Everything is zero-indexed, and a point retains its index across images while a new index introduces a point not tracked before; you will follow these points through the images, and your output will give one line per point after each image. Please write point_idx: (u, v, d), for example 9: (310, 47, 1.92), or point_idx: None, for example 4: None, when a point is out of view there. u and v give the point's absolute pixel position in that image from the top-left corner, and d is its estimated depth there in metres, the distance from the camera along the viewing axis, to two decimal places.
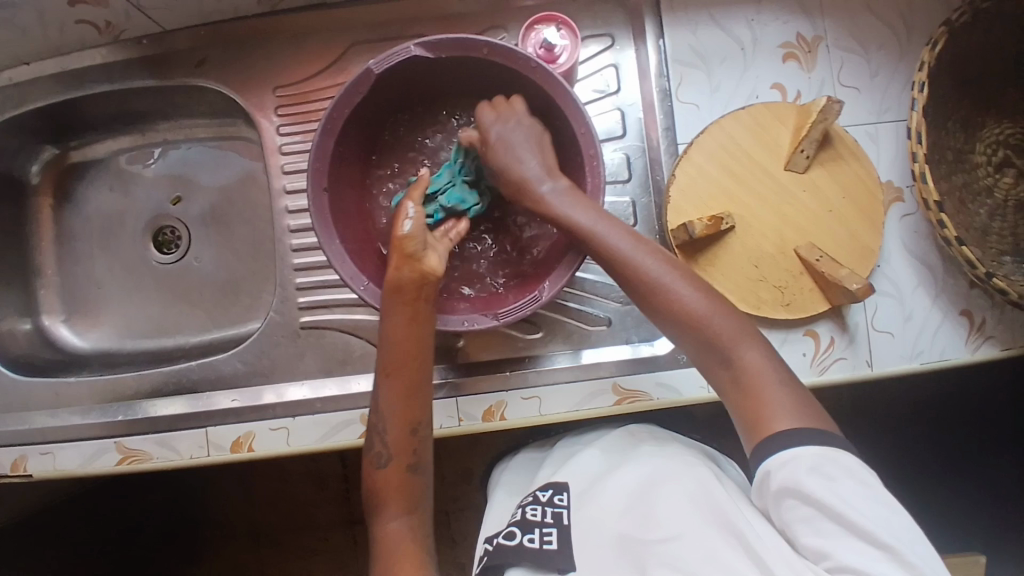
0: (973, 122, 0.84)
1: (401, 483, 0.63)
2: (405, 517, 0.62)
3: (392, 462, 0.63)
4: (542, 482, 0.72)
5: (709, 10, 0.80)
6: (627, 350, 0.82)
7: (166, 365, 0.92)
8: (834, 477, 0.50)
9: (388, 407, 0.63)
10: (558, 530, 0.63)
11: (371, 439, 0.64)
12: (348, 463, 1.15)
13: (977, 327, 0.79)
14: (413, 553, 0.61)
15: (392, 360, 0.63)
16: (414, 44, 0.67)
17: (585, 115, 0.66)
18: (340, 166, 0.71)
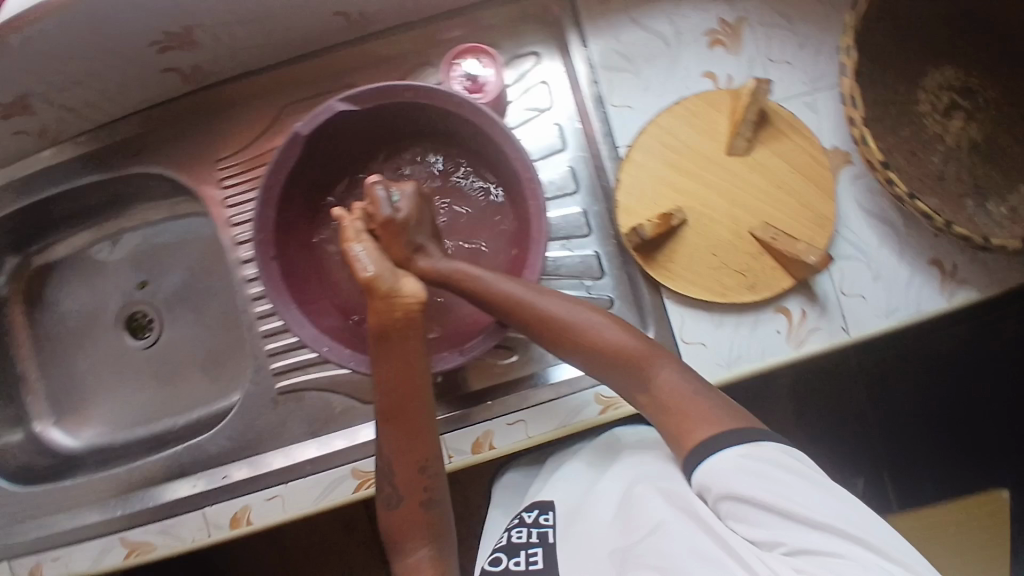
0: (913, 69, 0.81)
1: (417, 519, 0.63)
2: (427, 549, 0.62)
3: (405, 501, 0.63)
4: (528, 503, 0.74)
5: (628, 12, 0.81)
6: None
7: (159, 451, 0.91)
8: (764, 471, 0.50)
9: (392, 450, 0.62)
10: (543, 549, 0.65)
11: (382, 482, 0.64)
12: (366, 513, 1.14)
13: (948, 274, 0.80)
14: None
15: (388, 406, 0.61)
16: (336, 101, 0.67)
17: (516, 142, 0.67)
18: (287, 231, 0.71)
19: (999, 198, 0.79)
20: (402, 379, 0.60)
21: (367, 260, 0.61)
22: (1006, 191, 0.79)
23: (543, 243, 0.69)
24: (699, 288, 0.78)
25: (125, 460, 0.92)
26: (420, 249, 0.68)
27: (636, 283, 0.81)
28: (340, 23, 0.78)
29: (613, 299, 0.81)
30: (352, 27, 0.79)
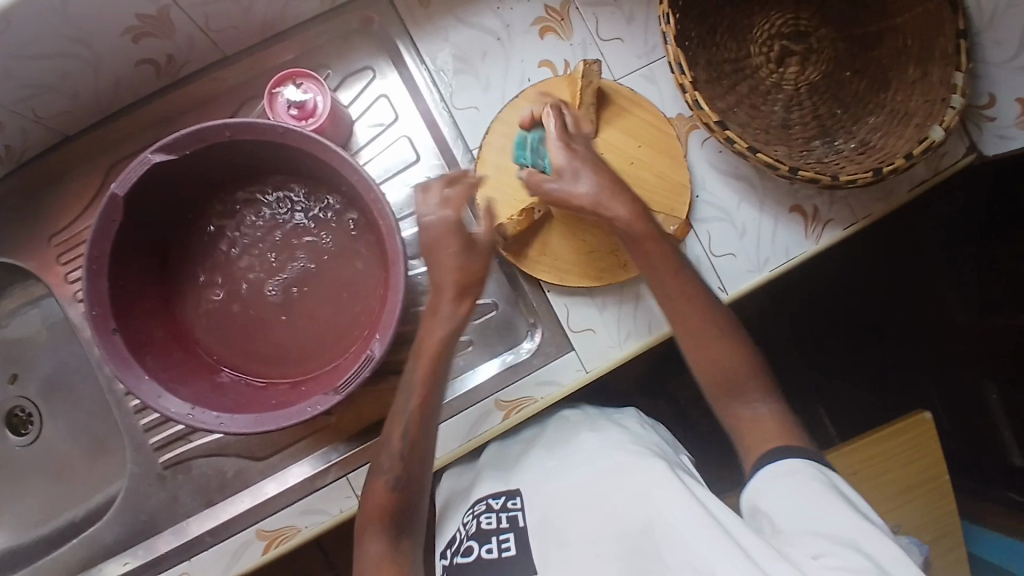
0: (740, 25, 0.83)
1: (390, 515, 0.62)
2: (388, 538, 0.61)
3: (393, 489, 0.62)
4: (489, 490, 0.71)
5: (453, 13, 0.79)
6: (499, 361, 0.80)
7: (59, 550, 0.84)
8: (823, 485, 0.55)
9: (412, 433, 0.63)
10: (515, 534, 0.64)
11: (383, 460, 0.63)
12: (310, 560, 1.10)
13: (811, 217, 0.82)
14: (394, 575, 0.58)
15: (423, 387, 0.64)
16: (149, 154, 0.63)
17: (353, 163, 0.64)
18: (130, 301, 0.67)
19: (845, 133, 0.81)
20: (435, 351, 0.64)
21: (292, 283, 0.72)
22: (852, 125, 0.82)
23: (402, 261, 0.65)
24: (577, 275, 0.77)
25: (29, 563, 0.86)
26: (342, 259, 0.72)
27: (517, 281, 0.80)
28: (149, 71, 0.73)
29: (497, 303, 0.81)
30: (165, 72, 0.75)
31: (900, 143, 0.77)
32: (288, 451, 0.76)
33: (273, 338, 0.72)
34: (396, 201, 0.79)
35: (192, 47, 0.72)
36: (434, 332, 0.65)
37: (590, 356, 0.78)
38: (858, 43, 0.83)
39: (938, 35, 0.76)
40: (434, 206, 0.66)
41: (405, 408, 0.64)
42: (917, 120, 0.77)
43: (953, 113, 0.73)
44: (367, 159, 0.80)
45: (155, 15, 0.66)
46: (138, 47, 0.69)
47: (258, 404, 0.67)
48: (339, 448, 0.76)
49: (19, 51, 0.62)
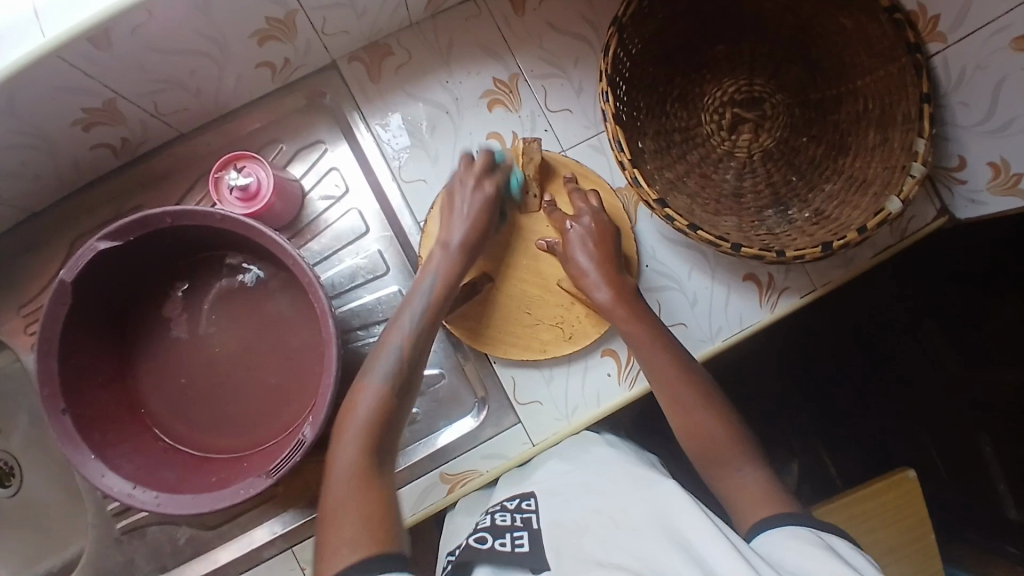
0: (690, 94, 0.82)
1: (359, 479, 0.56)
2: (362, 447, 0.58)
3: (363, 449, 0.58)
4: (504, 496, 0.71)
5: (403, 87, 0.81)
6: (469, 421, 0.80)
7: None
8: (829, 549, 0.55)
9: (391, 394, 0.62)
10: (529, 532, 0.61)
11: (359, 417, 0.60)
12: None
13: (765, 286, 0.80)
14: (360, 488, 0.55)
15: (432, 306, 0.69)
16: (96, 240, 0.65)
17: (288, 247, 0.66)
18: (80, 378, 0.69)
19: (800, 202, 0.80)
20: (408, 332, 0.66)
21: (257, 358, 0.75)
22: (807, 194, 0.80)
23: (335, 345, 0.67)
24: (520, 349, 0.78)
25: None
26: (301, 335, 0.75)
27: (463, 348, 0.80)
28: (107, 152, 0.77)
29: (444, 373, 0.81)
30: (123, 152, 0.78)
31: (856, 214, 0.75)
32: (237, 519, 0.78)
33: (223, 408, 0.75)
34: (344, 271, 0.80)
35: (145, 130, 0.76)
36: (419, 307, 0.68)
37: (537, 429, 0.79)
38: (816, 108, 0.81)
39: (900, 99, 0.74)
40: (471, 189, 0.73)
41: (381, 369, 0.63)
42: (874, 189, 0.75)
43: (912, 181, 0.70)
44: (318, 230, 0.81)
45: (103, 108, 0.70)
46: (91, 135, 0.72)
47: (199, 480, 0.69)
48: (284, 517, 0.78)
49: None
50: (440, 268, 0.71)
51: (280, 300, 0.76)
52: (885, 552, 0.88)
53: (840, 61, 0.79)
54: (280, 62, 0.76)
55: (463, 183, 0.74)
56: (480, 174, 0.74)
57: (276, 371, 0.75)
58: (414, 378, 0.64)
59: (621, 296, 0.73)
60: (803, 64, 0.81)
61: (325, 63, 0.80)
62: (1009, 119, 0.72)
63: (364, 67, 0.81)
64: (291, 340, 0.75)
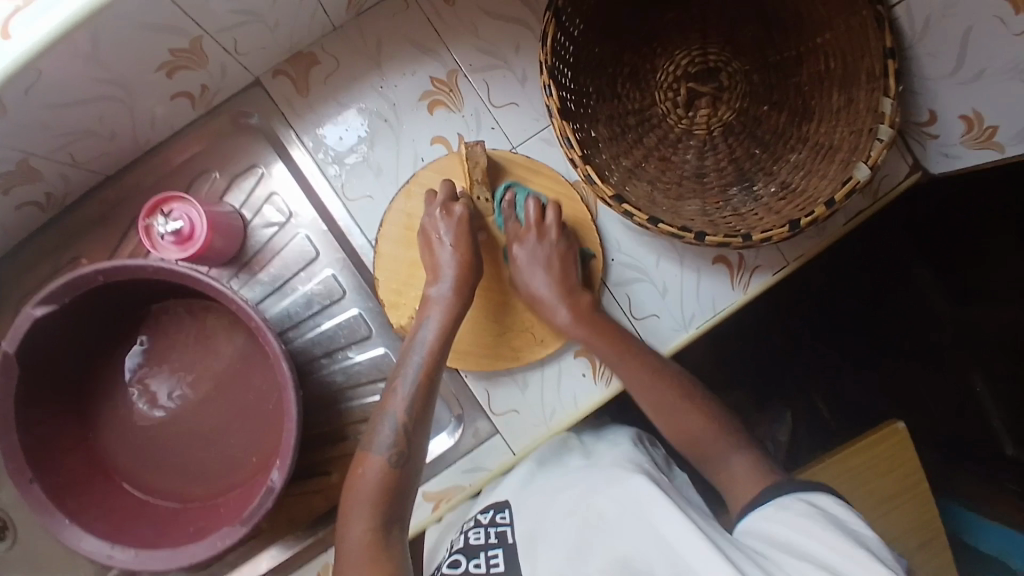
0: (641, 71, 0.76)
1: (370, 551, 0.56)
2: (372, 520, 0.58)
3: (369, 523, 0.58)
4: (482, 506, 0.73)
5: (334, 98, 0.76)
6: (445, 439, 0.79)
7: None
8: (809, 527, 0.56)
9: (393, 475, 0.61)
10: (504, 549, 0.63)
11: (360, 506, 0.59)
12: None
13: (736, 267, 0.77)
14: (377, 559, 0.55)
15: (427, 363, 0.66)
16: (33, 307, 0.63)
17: (227, 292, 0.63)
18: (44, 445, 0.68)
19: (765, 175, 0.76)
20: (409, 401, 0.64)
21: (226, 402, 0.74)
22: (772, 165, 0.76)
23: (293, 387, 0.65)
24: (491, 359, 0.75)
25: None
26: (263, 369, 0.74)
27: None
28: (33, 210, 0.72)
29: None
30: (49, 207, 0.74)
31: (824, 184, 0.70)
32: (228, 558, 0.79)
33: (196, 454, 0.74)
34: (299, 299, 0.78)
35: (68, 182, 0.72)
36: (416, 366, 0.66)
37: (516, 436, 0.78)
38: (775, 72, 0.76)
39: (863, 57, 0.68)
40: (443, 216, 0.70)
41: (384, 439, 0.62)
42: (842, 155, 0.70)
43: (880, 146, 0.65)
44: (267, 259, 0.77)
45: (17, 170, 0.65)
46: (10, 198, 0.68)
47: (179, 532, 0.68)
48: (277, 550, 0.78)
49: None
50: (435, 316, 0.67)
51: (236, 341, 0.75)
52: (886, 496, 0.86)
53: (798, 18, 0.73)
54: (197, 90, 0.71)
55: (436, 217, 0.70)
56: (444, 203, 0.71)
57: (248, 411, 0.74)
58: (416, 445, 0.63)
59: (578, 265, 0.72)
60: (759, 27, 0.76)
61: (247, 81, 0.75)
62: (978, 71, 0.68)
63: (291, 82, 0.75)
64: (253, 374, 0.74)
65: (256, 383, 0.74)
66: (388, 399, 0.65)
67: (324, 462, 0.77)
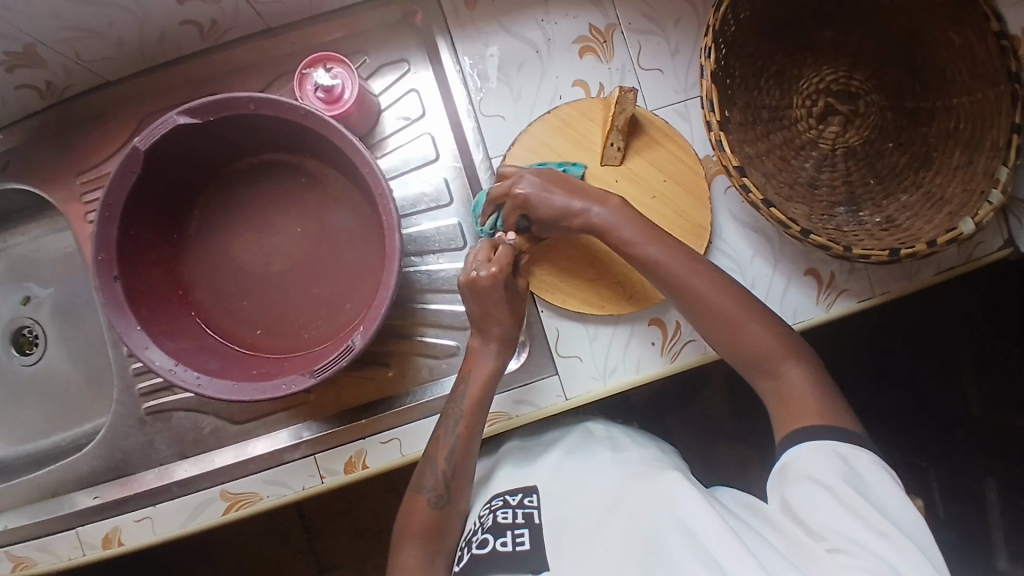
0: (787, 74, 0.80)
1: (434, 519, 0.65)
2: (436, 491, 0.65)
3: (435, 494, 0.65)
4: (505, 485, 0.71)
5: (497, 19, 0.79)
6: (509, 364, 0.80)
7: (12, 477, 0.84)
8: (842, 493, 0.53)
9: (457, 453, 0.66)
10: (529, 529, 0.63)
11: (427, 478, 0.66)
12: (308, 516, 1.08)
13: (825, 284, 0.79)
14: (432, 524, 0.65)
15: (508, 326, 0.69)
16: (176, 113, 0.63)
17: (366, 154, 0.65)
18: (135, 250, 0.67)
19: (873, 206, 0.78)
20: (481, 384, 0.69)
21: (311, 261, 0.75)
22: (882, 200, 0.78)
23: (398, 260, 0.65)
24: (576, 301, 0.77)
25: (10, 477, 0.85)
26: (358, 246, 0.75)
27: None
28: (193, 31, 0.77)
29: None
30: (208, 35, 0.78)
31: (927, 228, 0.73)
32: (264, 419, 0.78)
33: (269, 309, 0.75)
34: (408, 194, 0.80)
35: (236, 15, 0.75)
36: (498, 328, 0.69)
37: (573, 384, 0.78)
38: (909, 116, 0.80)
39: (991, 126, 0.72)
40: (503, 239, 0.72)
41: (457, 406, 0.68)
42: (951, 208, 0.73)
43: (988, 208, 0.69)
44: (387, 149, 0.80)
45: None
46: (182, 8, 0.73)
47: (240, 370, 0.68)
48: (311, 426, 0.78)
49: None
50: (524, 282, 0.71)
51: (337, 211, 0.75)
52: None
53: (945, 71, 0.76)
54: None
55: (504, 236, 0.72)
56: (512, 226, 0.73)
57: (330, 282, 0.75)
58: (484, 407, 0.68)
59: None
60: (906, 68, 0.79)
61: None
62: None
63: None
64: (345, 245, 0.75)
65: (345, 258, 0.75)
66: (465, 373, 0.69)
67: (383, 353, 0.78)
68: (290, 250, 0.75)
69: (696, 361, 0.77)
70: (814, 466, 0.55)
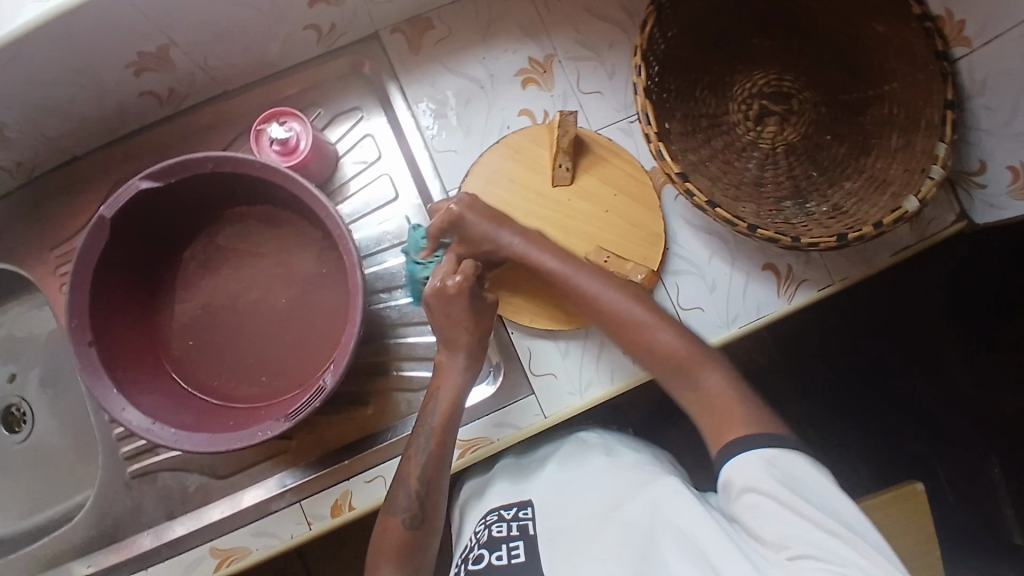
0: (721, 82, 0.84)
1: (409, 540, 0.65)
2: (409, 513, 0.65)
3: (409, 516, 0.65)
4: (501, 501, 0.70)
5: (441, 60, 0.83)
6: (486, 388, 0.80)
7: (3, 556, 0.84)
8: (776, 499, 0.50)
9: (430, 472, 0.67)
10: (524, 541, 0.63)
11: (400, 499, 0.66)
12: (310, 568, 1.07)
13: (784, 276, 0.81)
14: (404, 546, 0.65)
15: (470, 345, 0.71)
16: (138, 178, 0.66)
17: (322, 198, 0.67)
18: (107, 315, 0.69)
19: (819, 196, 0.81)
20: (448, 400, 0.69)
21: (283, 305, 0.77)
22: (826, 190, 0.81)
23: (362, 296, 0.67)
24: (545, 318, 0.79)
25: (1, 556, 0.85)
26: (326, 288, 0.77)
27: None
28: (153, 101, 0.81)
29: None
30: (168, 103, 0.82)
31: (873, 211, 0.75)
32: (249, 469, 0.78)
33: (245, 358, 0.76)
34: (372, 234, 0.83)
35: (192, 82, 0.80)
36: (460, 346, 0.70)
37: (550, 401, 0.79)
38: (843, 108, 0.83)
39: (926, 105, 0.75)
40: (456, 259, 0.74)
41: (428, 426, 0.68)
42: (894, 189, 0.75)
43: (930, 183, 0.71)
44: (349, 193, 0.83)
45: (155, 53, 0.74)
46: (140, 80, 0.77)
47: (218, 422, 0.69)
48: (296, 471, 0.78)
49: (20, 77, 0.69)
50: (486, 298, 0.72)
51: (303, 257, 0.78)
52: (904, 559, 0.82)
53: (870, 63, 0.80)
54: (326, 26, 0.79)
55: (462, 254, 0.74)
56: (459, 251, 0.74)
57: (303, 326, 0.77)
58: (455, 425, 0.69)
59: None
60: (833, 65, 0.83)
61: (367, 32, 0.83)
62: None
63: (405, 39, 0.83)
64: (313, 288, 0.77)
65: (314, 301, 0.77)
66: (434, 392, 0.70)
67: (361, 391, 0.79)
68: (261, 299, 0.77)
69: None
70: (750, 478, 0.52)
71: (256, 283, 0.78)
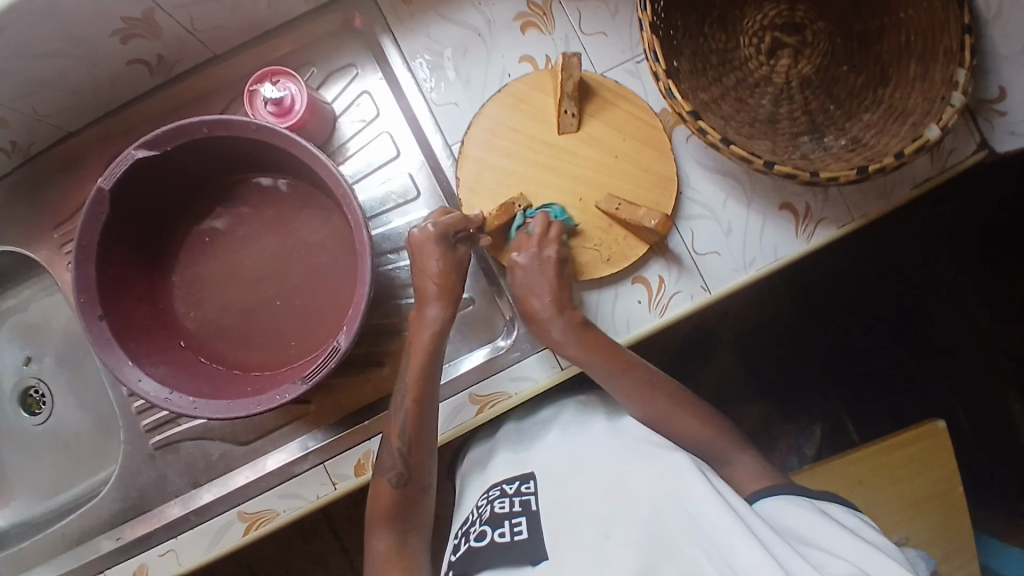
0: (729, 16, 0.81)
1: (398, 494, 0.67)
2: (397, 471, 0.67)
3: (397, 472, 0.67)
4: (503, 475, 0.71)
5: (436, 10, 0.79)
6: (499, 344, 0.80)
7: (36, 533, 0.86)
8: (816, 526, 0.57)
9: (410, 429, 0.67)
10: (527, 516, 0.62)
11: (384, 459, 0.68)
12: (339, 529, 1.09)
13: (802, 216, 0.79)
14: (393, 502, 0.66)
15: (443, 287, 0.69)
16: (133, 148, 0.64)
17: (322, 158, 0.65)
18: (116, 289, 0.68)
19: (836, 130, 0.78)
20: (424, 351, 0.68)
21: (292, 271, 0.76)
22: (844, 123, 0.78)
23: (369, 255, 0.65)
24: None
25: (34, 533, 0.87)
26: (333, 251, 0.76)
27: (491, 272, 0.81)
28: (143, 70, 0.79)
29: (473, 297, 0.82)
30: (159, 71, 0.80)
31: (894, 141, 0.72)
32: (271, 436, 0.79)
33: (258, 325, 0.76)
34: (377, 194, 0.81)
35: (181, 47, 0.77)
36: (430, 298, 0.69)
37: None
38: (858, 37, 0.79)
39: (943, 34, 0.70)
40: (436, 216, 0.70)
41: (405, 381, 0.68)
42: (914, 117, 0.72)
43: (951, 112, 0.66)
44: (350, 154, 0.82)
45: (141, 18, 0.71)
46: (128, 48, 0.74)
47: (235, 390, 0.69)
48: (317, 435, 0.78)
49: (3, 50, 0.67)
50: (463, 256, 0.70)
51: (307, 221, 0.76)
52: (915, 498, 0.81)
53: None
54: None
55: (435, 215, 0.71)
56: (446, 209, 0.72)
57: (313, 290, 0.76)
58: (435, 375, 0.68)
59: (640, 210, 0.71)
60: None
61: None
62: None
63: None
64: (321, 251, 0.76)
65: (322, 265, 0.76)
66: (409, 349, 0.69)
67: (376, 352, 0.78)
68: (269, 266, 0.76)
69: (683, 314, 0.78)
70: (780, 512, 0.59)
71: (263, 248, 0.77)
